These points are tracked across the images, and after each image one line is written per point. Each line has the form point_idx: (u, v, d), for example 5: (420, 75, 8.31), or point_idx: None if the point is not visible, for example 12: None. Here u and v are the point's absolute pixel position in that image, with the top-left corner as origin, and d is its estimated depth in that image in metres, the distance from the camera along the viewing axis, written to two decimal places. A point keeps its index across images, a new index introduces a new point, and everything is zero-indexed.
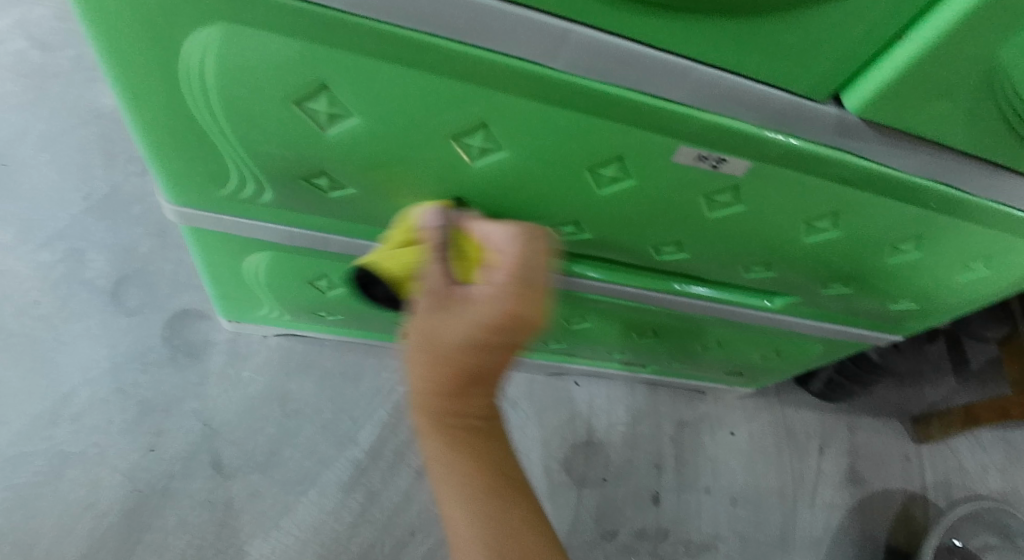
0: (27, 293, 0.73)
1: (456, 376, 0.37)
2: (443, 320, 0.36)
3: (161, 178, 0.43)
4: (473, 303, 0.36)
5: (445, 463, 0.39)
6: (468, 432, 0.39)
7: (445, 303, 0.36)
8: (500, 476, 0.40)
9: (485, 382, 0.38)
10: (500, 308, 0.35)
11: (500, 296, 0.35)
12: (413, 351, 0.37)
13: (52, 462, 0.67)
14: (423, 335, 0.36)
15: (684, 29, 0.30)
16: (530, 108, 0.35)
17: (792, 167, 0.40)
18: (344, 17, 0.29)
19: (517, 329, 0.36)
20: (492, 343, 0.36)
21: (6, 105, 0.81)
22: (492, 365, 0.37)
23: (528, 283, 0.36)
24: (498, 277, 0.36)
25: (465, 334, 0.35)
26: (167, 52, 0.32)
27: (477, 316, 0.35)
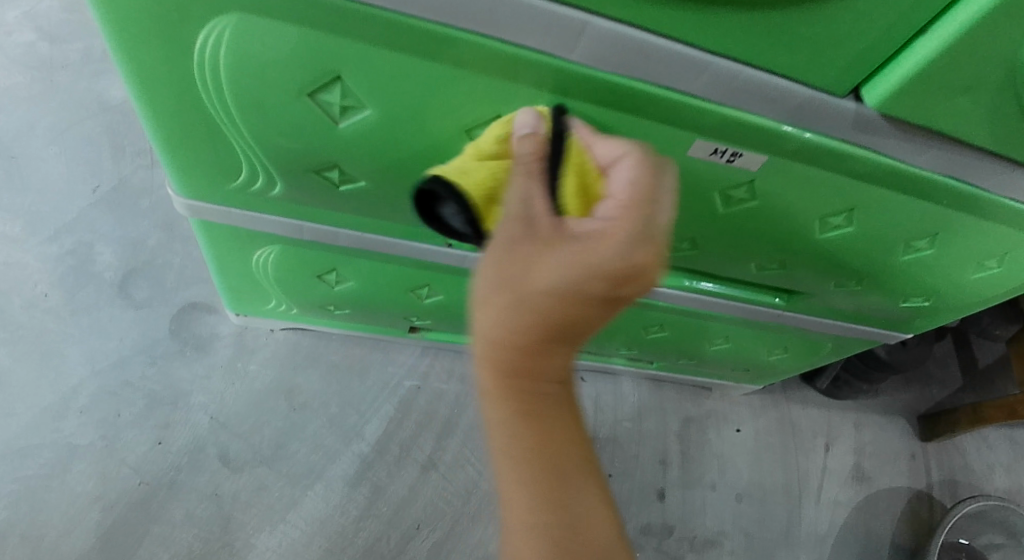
0: (34, 286, 0.73)
1: (546, 326, 0.31)
2: (544, 257, 0.30)
3: (172, 170, 0.43)
4: (586, 243, 0.30)
5: (512, 431, 0.35)
6: (543, 402, 0.35)
7: (545, 237, 0.30)
8: (570, 452, 0.37)
9: (573, 336, 0.33)
10: (622, 255, 0.29)
11: (621, 240, 0.29)
12: (497, 288, 0.31)
13: (60, 454, 0.67)
14: (517, 270, 0.30)
15: (703, 22, 0.30)
16: (545, 100, 0.35)
17: (807, 162, 0.40)
18: (360, 8, 0.29)
19: (628, 283, 0.30)
20: (599, 293, 0.30)
21: (14, 97, 0.81)
22: (588, 317, 0.31)
23: (647, 229, 0.30)
24: (616, 212, 0.31)
25: (571, 277, 0.29)
26: (180, 43, 0.31)
27: (592, 258, 0.29)
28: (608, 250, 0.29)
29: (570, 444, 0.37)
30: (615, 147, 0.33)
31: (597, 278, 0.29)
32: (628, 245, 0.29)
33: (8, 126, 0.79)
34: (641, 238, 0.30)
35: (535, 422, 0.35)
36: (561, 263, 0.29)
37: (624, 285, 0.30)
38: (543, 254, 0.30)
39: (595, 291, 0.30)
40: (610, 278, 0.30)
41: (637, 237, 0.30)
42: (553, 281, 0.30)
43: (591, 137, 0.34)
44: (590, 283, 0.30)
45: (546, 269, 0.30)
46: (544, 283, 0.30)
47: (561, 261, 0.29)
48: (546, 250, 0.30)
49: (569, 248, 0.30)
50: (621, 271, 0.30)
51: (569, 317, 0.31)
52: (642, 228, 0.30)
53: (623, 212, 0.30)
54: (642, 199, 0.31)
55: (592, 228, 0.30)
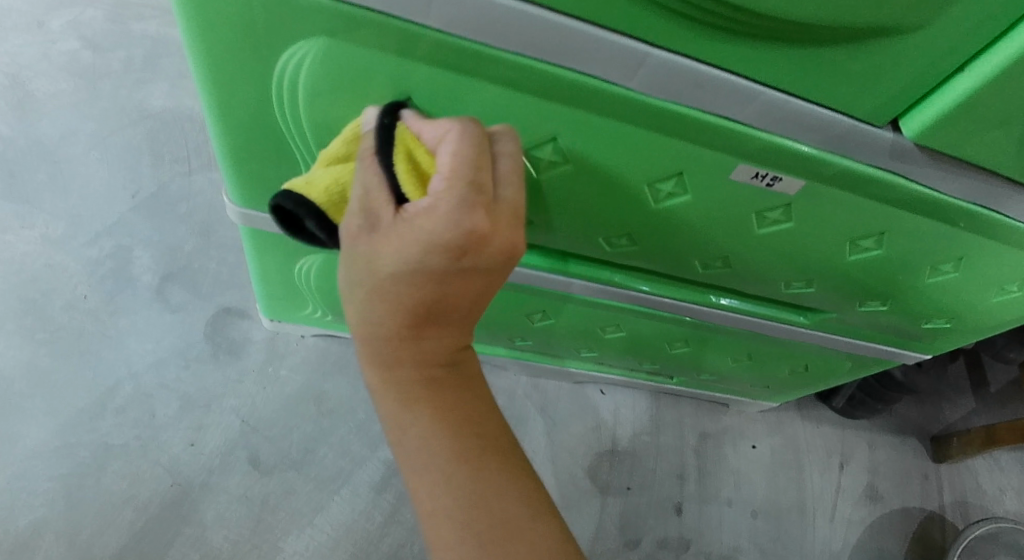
0: (75, 287, 0.75)
1: (402, 309, 0.32)
2: (382, 243, 0.31)
3: (234, 180, 0.45)
4: (414, 219, 0.30)
5: (406, 429, 0.36)
6: (433, 395, 0.36)
7: (382, 225, 0.31)
8: (478, 441, 0.37)
9: (443, 318, 0.34)
10: (447, 228, 0.29)
11: (445, 212, 0.29)
12: (354, 278, 0.32)
13: (96, 453, 0.68)
14: (361, 258, 0.31)
15: (754, 54, 0.32)
16: (600, 123, 0.37)
17: (843, 188, 0.42)
18: (438, 35, 0.31)
19: (473, 250, 0.30)
20: (441, 267, 0.30)
21: (58, 103, 0.83)
22: (445, 292, 0.32)
23: (477, 193, 0.29)
24: (440, 186, 0.30)
25: (406, 256, 0.30)
26: (264, 61, 0.34)
27: (419, 235, 0.29)
28: (436, 225, 0.29)
29: (476, 431, 0.37)
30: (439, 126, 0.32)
31: (430, 253, 0.29)
32: (451, 216, 0.29)
33: (51, 131, 0.81)
34: (469, 203, 0.29)
35: (428, 416, 0.36)
36: (395, 245, 0.30)
37: (466, 255, 0.30)
38: (380, 241, 0.31)
39: (435, 266, 0.30)
40: (444, 252, 0.30)
41: (470, 203, 0.29)
42: (392, 263, 0.30)
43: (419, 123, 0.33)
44: (426, 258, 0.30)
45: (384, 253, 0.30)
46: (385, 268, 0.31)
47: (393, 243, 0.30)
48: (381, 237, 0.31)
49: (399, 231, 0.30)
50: (451, 242, 0.29)
51: (418, 296, 0.32)
52: (468, 194, 0.29)
53: (448, 183, 0.29)
54: (469, 166, 0.29)
55: (419, 205, 0.30)
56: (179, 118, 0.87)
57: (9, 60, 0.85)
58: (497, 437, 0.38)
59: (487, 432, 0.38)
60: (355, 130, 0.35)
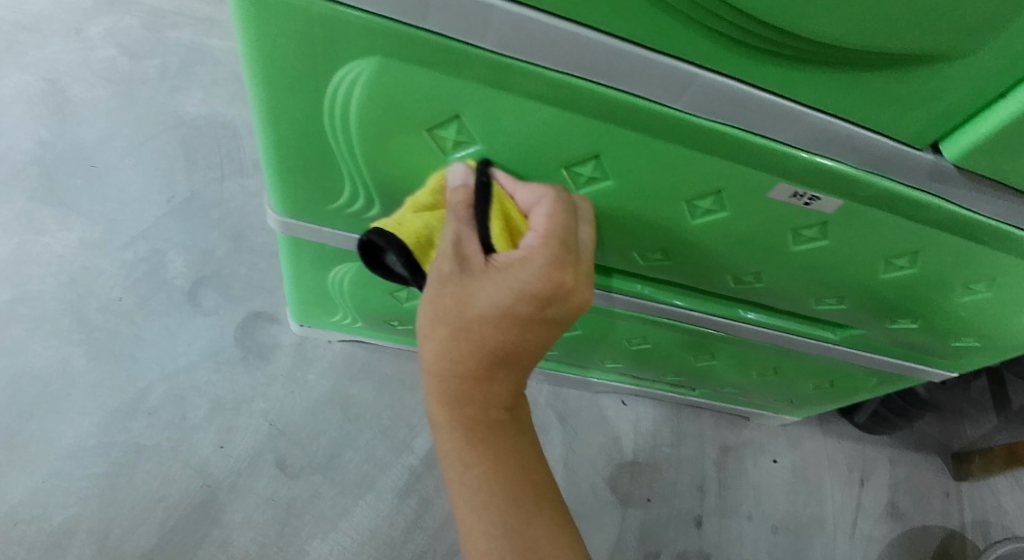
0: (110, 290, 0.76)
1: (480, 346, 0.38)
2: (474, 287, 0.37)
3: (278, 190, 0.46)
4: (506, 269, 0.36)
5: (464, 458, 0.41)
6: (492, 427, 0.42)
7: (474, 272, 0.37)
8: (522, 477, 0.42)
9: (513, 360, 0.40)
10: (538, 279, 0.36)
11: (538, 265, 0.36)
12: (438, 316, 0.38)
13: (129, 453, 0.70)
14: (451, 300, 0.37)
15: (802, 77, 0.32)
16: (642, 141, 0.37)
17: (881, 207, 0.42)
18: (490, 57, 0.32)
19: (555, 299, 0.37)
20: (526, 312, 0.37)
21: (95, 109, 0.85)
22: (521, 334, 0.38)
23: (564, 250, 0.36)
24: (532, 244, 0.37)
25: (499, 300, 0.36)
26: (319, 79, 0.35)
27: (512, 282, 0.36)
28: (527, 276, 0.36)
29: (525, 471, 0.42)
30: (530, 192, 0.39)
31: (520, 298, 0.36)
32: (542, 269, 0.35)
33: (89, 136, 0.83)
34: (558, 262, 0.36)
35: (482, 447, 0.41)
36: (489, 287, 0.36)
37: (545, 303, 0.37)
38: (475, 285, 0.37)
39: (521, 310, 0.36)
40: (532, 299, 0.36)
41: (558, 259, 0.36)
42: (484, 303, 0.37)
43: (512, 182, 0.39)
44: (513, 302, 0.36)
45: (477, 293, 0.37)
46: (475, 306, 0.37)
47: (489, 285, 0.36)
48: (475, 281, 0.37)
49: (493, 276, 0.36)
50: (538, 290, 0.36)
51: (500, 338, 0.38)
52: (558, 254, 0.36)
53: (540, 242, 0.36)
54: (559, 227, 0.37)
55: (514, 257, 0.37)
56: (213, 125, 0.88)
57: (49, 66, 0.87)
58: (538, 473, 0.43)
59: (532, 469, 0.43)
60: (439, 183, 0.40)
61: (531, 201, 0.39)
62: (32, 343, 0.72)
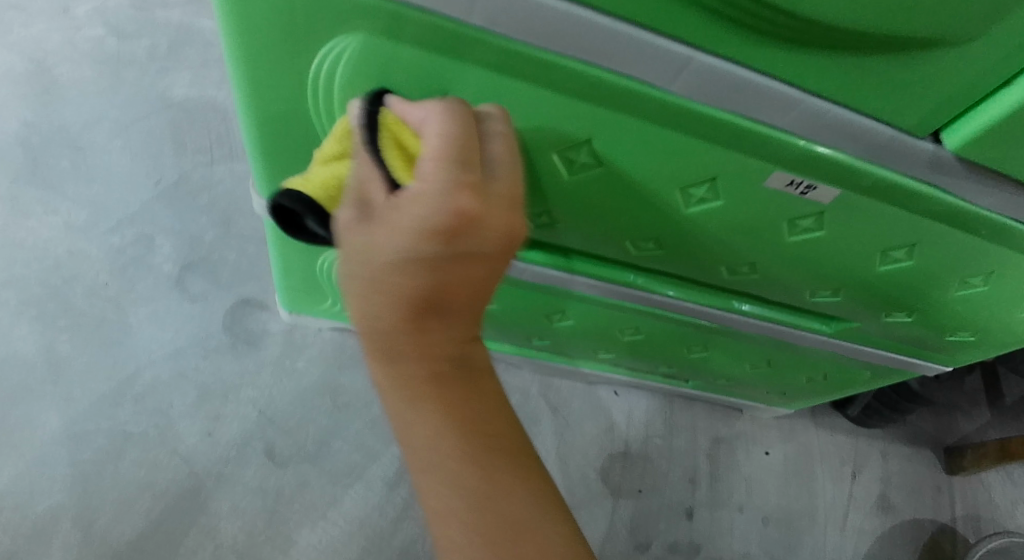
0: (96, 275, 0.75)
1: (404, 300, 0.31)
2: (373, 232, 0.30)
3: (262, 173, 0.46)
4: (401, 207, 0.29)
5: (408, 422, 0.36)
6: (441, 384, 0.36)
7: (374, 215, 0.30)
8: (481, 440, 0.37)
9: (447, 306, 0.33)
10: (434, 212, 0.28)
11: (433, 196, 0.28)
12: (350, 271, 0.32)
13: (115, 440, 0.69)
14: (354, 248, 0.31)
15: (801, 61, 0.31)
16: (634, 125, 0.36)
17: (878, 197, 0.41)
18: (477, 35, 0.31)
19: (466, 233, 0.29)
20: (431, 253, 0.30)
21: (82, 90, 0.84)
22: (442, 281, 0.31)
23: (463, 172, 0.29)
24: (428, 169, 0.28)
25: (399, 244, 0.29)
26: (301, 57, 0.34)
27: (408, 221, 0.29)
28: (424, 210, 0.28)
29: (485, 423, 0.37)
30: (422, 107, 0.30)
31: (420, 238, 0.29)
32: (439, 199, 0.28)
33: (75, 118, 0.82)
34: (456, 186, 0.28)
35: (432, 405, 0.36)
36: (388, 232, 0.30)
37: (455, 236, 0.29)
38: (374, 229, 0.30)
39: (426, 251, 0.29)
40: (433, 238, 0.29)
41: (455, 186, 0.28)
42: (383, 251, 0.30)
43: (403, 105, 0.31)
44: (419, 245, 0.29)
45: (376, 241, 0.30)
46: (376, 257, 0.30)
47: (388, 229, 0.30)
48: (374, 225, 0.30)
49: (386, 218, 0.30)
50: (440, 225, 0.29)
51: (418, 286, 0.31)
52: (452, 176, 0.28)
53: (431, 164, 0.29)
54: (455, 143, 0.29)
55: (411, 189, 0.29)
56: (202, 108, 0.87)
57: (35, 46, 0.85)
58: (498, 431, 0.38)
59: (492, 428, 0.38)
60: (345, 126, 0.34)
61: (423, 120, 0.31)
62: (17, 328, 0.71)
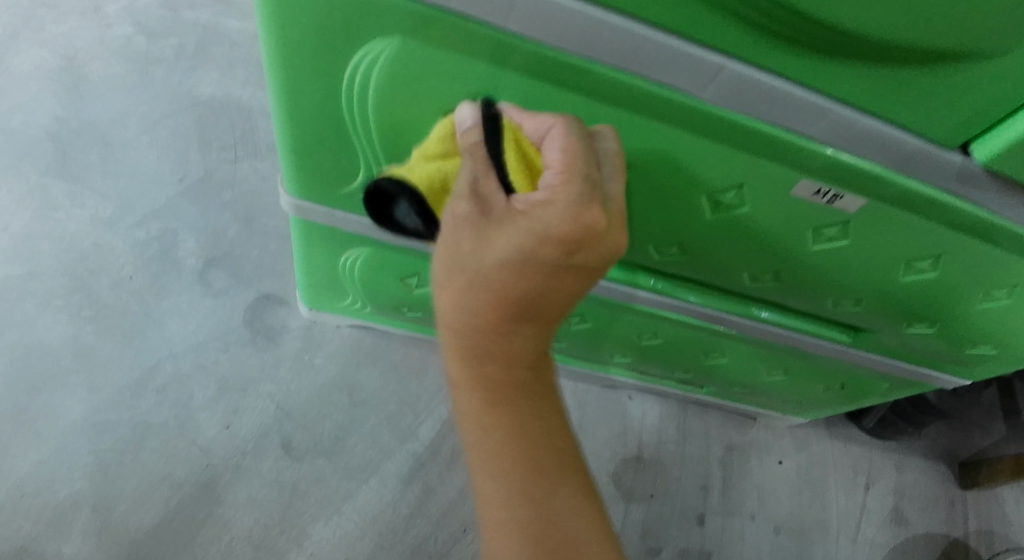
0: (121, 268, 0.76)
1: (501, 300, 0.34)
2: (494, 233, 0.33)
3: (292, 171, 0.46)
4: (528, 213, 0.32)
5: (482, 419, 0.39)
6: (512, 387, 0.39)
7: (493, 215, 0.33)
8: (544, 446, 0.40)
9: (538, 312, 0.36)
10: (562, 221, 0.31)
11: (562, 206, 0.31)
12: (451, 263, 0.35)
13: (136, 430, 0.71)
14: (468, 244, 0.33)
15: (832, 71, 0.31)
16: (664, 131, 0.37)
17: (904, 208, 0.41)
18: (513, 40, 0.31)
19: (583, 244, 0.32)
20: (550, 258, 0.32)
21: (111, 85, 0.85)
22: (548, 287, 0.34)
23: (592, 188, 0.31)
24: (553, 183, 0.32)
25: (517, 246, 0.32)
26: (337, 59, 0.34)
27: (533, 226, 0.31)
28: (551, 217, 0.31)
29: (545, 433, 0.40)
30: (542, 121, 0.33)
31: (542, 243, 0.32)
32: (567, 209, 0.31)
33: (103, 113, 0.83)
34: (586, 200, 0.31)
35: (502, 405, 0.39)
36: (509, 236, 0.32)
37: (575, 251, 0.32)
38: (495, 230, 0.33)
39: (544, 255, 0.32)
40: (556, 244, 0.32)
41: (582, 199, 0.31)
42: (501, 255, 0.33)
43: (521, 114, 0.34)
44: (538, 248, 0.32)
45: (496, 245, 0.33)
46: (493, 260, 0.33)
47: (509, 233, 0.32)
48: (495, 226, 0.33)
49: (513, 223, 0.32)
50: (564, 234, 0.31)
51: (519, 289, 0.34)
52: (584, 192, 0.31)
53: (560, 179, 0.31)
54: (582, 161, 0.31)
55: (537, 197, 0.32)
56: (227, 105, 0.88)
57: (66, 41, 0.87)
58: (559, 440, 0.41)
59: (553, 437, 0.41)
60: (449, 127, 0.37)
61: (543, 135, 0.33)
62: (42, 318, 0.73)
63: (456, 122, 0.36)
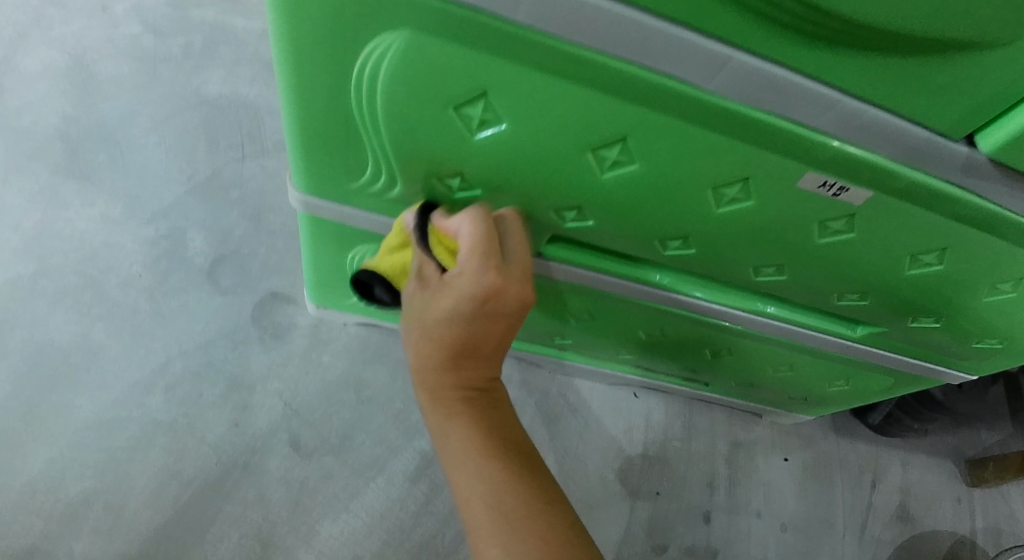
0: (131, 266, 0.77)
1: (447, 347, 0.46)
2: (435, 299, 0.45)
3: (300, 168, 0.47)
4: (456, 282, 0.44)
5: (447, 436, 0.47)
6: (468, 403, 0.48)
7: (432, 285, 0.45)
8: (510, 451, 0.47)
9: (475, 350, 0.47)
10: (475, 283, 0.43)
11: (474, 273, 0.43)
12: (413, 328, 0.47)
13: (146, 428, 0.71)
14: (418, 309, 0.46)
15: (839, 61, 0.32)
16: (669, 125, 0.37)
17: (909, 201, 0.41)
18: (522, 32, 0.31)
19: (497, 299, 0.44)
20: (470, 311, 0.44)
21: (119, 85, 0.86)
22: (476, 332, 0.45)
23: (495, 259, 0.43)
24: (468, 260, 0.43)
25: (451, 307, 0.44)
26: (348, 54, 0.35)
27: (460, 291, 0.43)
28: (469, 282, 0.43)
29: (510, 440, 0.48)
30: (460, 218, 0.43)
31: (463, 301, 0.43)
32: (478, 276, 0.43)
33: (112, 113, 0.84)
34: (488, 268, 0.43)
35: (459, 421, 0.47)
36: (445, 300, 0.44)
37: (490, 302, 0.44)
38: (435, 297, 0.45)
39: (467, 311, 0.44)
40: (475, 300, 0.43)
41: (487, 268, 0.43)
42: (440, 314, 0.44)
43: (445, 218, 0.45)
44: (462, 307, 0.44)
45: (437, 306, 0.45)
46: (435, 318, 0.45)
47: (445, 298, 0.44)
48: (434, 293, 0.45)
49: (446, 289, 0.44)
50: (479, 293, 0.43)
51: (459, 336, 0.45)
52: (489, 260, 0.43)
53: (469, 254, 0.43)
54: (484, 241, 0.43)
55: (457, 270, 0.44)
56: (235, 104, 0.88)
57: (74, 41, 0.87)
58: (522, 442, 0.48)
59: (514, 444, 0.47)
60: (402, 224, 0.48)
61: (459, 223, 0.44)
62: (53, 316, 0.73)
63: (405, 224, 0.47)
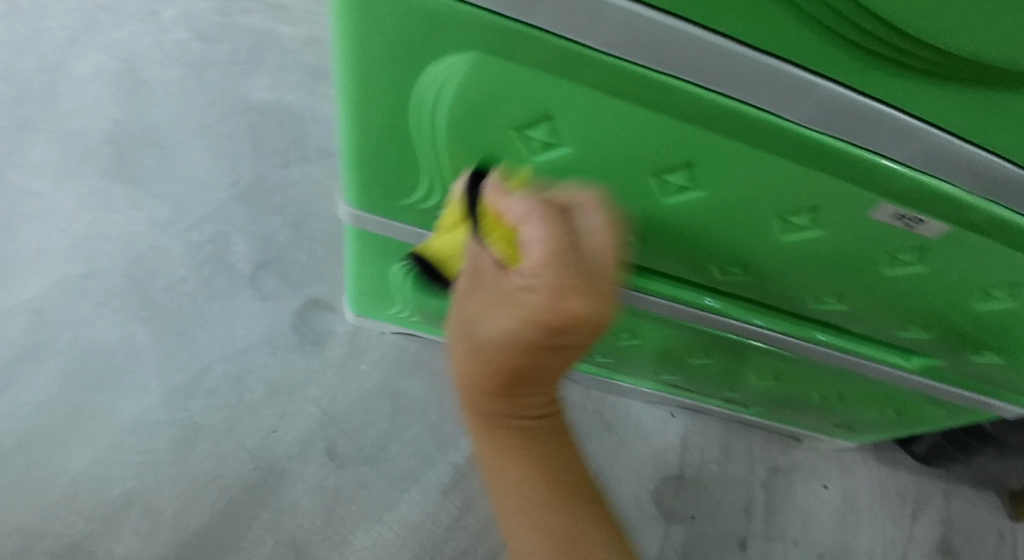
0: (176, 270, 0.78)
1: (500, 370, 0.37)
2: (487, 312, 0.35)
3: (353, 182, 0.47)
4: (518, 298, 0.32)
5: (501, 458, 0.43)
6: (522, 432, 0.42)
7: (488, 288, 0.35)
8: (562, 478, 0.43)
9: (532, 374, 0.38)
10: (543, 309, 0.31)
11: (545, 294, 0.30)
12: (460, 335, 0.39)
13: (185, 431, 0.72)
14: (470, 318, 0.37)
15: (928, 92, 0.30)
16: (740, 151, 0.36)
17: (987, 235, 0.39)
18: (594, 55, 0.30)
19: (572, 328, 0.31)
20: (534, 340, 0.33)
21: (169, 90, 0.87)
22: (538, 360, 0.36)
23: (572, 270, 0.30)
24: (533, 270, 0.31)
25: (506, 328, 0.34)
26: (412, 73, 0.34)
27: (519, 312, 0.32)
28: (533, 304, 0.31)
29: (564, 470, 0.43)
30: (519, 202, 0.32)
31: (525, 327, 0.32)
32: (550, 298, 0.30)
33: (160, 118, 0.85)
34: (564, 287, 0.30)
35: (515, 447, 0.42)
36: (497, 318, 0.34)
37: (558, 334, 0.32)
38: (489, 307, 0.35)
39: (528, 337, 0.33)
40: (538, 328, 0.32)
41: (562, 289, 0.30)
42: (493, 335, 0.35)
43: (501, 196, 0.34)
44: (521, 330, 0.33)
45: (487, 323, 0.35)
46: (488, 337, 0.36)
47: (497, 315, 0.34)
48: (487, 303, 0.35)
49: (504, 305, 0.34)
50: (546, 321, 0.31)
51: (516, 362, 0.36)
52: (563, 278, 0.30)
53: (541, 265, 0.30)
54: (558, 247, 0.30)
55: (523, 282, 0.32)
56: (279, 111, 0.89)
57: (126, 47, 0.89)
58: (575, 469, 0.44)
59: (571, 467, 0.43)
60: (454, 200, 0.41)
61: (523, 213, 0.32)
62: (99, 318, 0.74)
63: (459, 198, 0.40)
